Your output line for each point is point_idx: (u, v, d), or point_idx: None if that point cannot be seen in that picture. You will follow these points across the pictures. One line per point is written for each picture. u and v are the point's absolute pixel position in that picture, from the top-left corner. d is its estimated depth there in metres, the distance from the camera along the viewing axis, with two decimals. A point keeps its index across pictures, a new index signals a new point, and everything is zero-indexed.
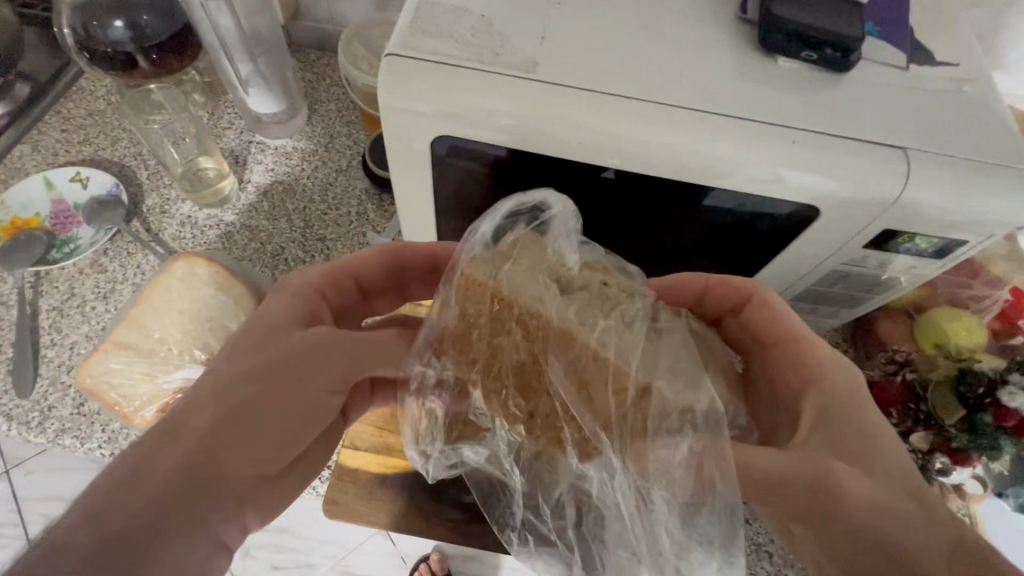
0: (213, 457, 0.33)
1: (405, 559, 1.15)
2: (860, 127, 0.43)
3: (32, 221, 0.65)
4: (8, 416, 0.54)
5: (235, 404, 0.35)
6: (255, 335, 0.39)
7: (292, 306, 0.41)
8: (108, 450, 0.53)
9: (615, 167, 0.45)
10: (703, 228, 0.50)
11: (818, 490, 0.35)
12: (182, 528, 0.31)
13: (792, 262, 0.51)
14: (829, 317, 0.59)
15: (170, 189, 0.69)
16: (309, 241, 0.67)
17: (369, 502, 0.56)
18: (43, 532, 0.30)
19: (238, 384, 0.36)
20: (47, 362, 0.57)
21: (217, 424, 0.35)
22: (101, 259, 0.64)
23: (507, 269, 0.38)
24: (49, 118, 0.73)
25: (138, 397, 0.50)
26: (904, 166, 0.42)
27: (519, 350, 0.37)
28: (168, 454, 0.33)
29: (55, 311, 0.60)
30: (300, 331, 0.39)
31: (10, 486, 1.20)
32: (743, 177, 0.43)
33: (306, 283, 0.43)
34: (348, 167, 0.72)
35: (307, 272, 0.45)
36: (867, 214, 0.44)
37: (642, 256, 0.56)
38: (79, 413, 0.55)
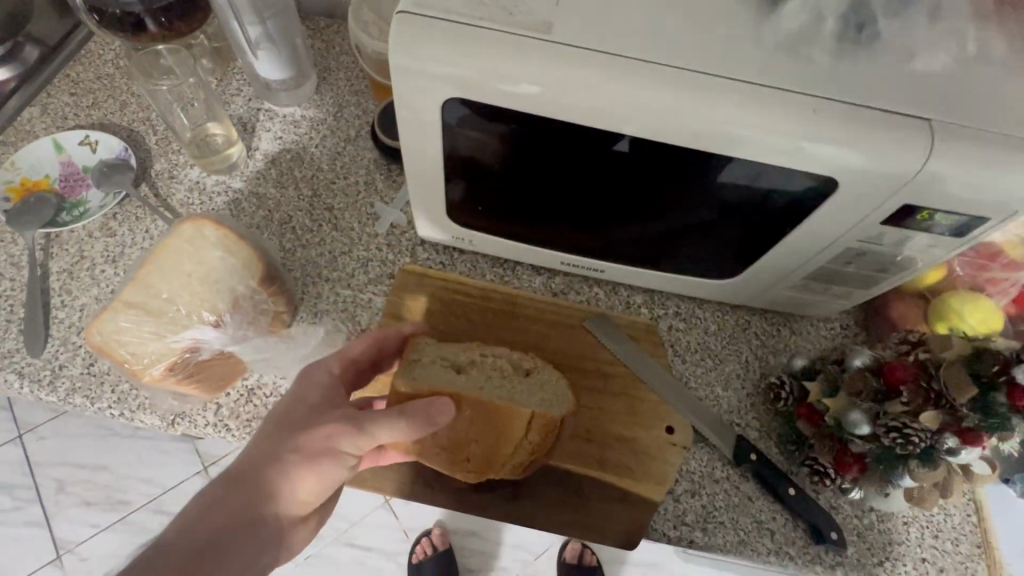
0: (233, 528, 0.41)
1: (408, 533, 1.22)
2: (881, 94, 0.42)
3: (42, 183, 0.65)
4: (20, 374, 0.55)
5: (275, 467, 0.43)
6: (264, 432, 0.46)
7: (297, 395, 0.47)
8: (117, 410, 0.54)
9: (630, 135, 0.44)
10: (715, 202, 0.49)
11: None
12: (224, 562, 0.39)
13: (807, 240, 0.50)
14: (840, 298, 0.59)
15: (179, 154, 0.68)
16: (317, 209, 0.66)
17: (375, 469, 0.56)
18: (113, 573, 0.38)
19: (279, 453, 0.44)
20: (58, 323, 0.57)
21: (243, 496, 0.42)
22: (111, 222, 0.63)
23: (494, 380, 0.55)
24: (56, 82, 0.72)
25: (147, 355, 0.50)
26: (929, 138, 0.41)
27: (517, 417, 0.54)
28: (222, 504, 0.42)
29: (65, 273, 0.60)
30: (309, 418, 0.46)
31: (25, 451, 1.24)
32: (759, 146, 0.42)
33: (311, 371, 0.50)
34: (357, 137, 0.71)
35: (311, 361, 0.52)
36: (887, 186, 0.43)
37: (653, 232, 0.55)
38: (90, 372, 0.55)
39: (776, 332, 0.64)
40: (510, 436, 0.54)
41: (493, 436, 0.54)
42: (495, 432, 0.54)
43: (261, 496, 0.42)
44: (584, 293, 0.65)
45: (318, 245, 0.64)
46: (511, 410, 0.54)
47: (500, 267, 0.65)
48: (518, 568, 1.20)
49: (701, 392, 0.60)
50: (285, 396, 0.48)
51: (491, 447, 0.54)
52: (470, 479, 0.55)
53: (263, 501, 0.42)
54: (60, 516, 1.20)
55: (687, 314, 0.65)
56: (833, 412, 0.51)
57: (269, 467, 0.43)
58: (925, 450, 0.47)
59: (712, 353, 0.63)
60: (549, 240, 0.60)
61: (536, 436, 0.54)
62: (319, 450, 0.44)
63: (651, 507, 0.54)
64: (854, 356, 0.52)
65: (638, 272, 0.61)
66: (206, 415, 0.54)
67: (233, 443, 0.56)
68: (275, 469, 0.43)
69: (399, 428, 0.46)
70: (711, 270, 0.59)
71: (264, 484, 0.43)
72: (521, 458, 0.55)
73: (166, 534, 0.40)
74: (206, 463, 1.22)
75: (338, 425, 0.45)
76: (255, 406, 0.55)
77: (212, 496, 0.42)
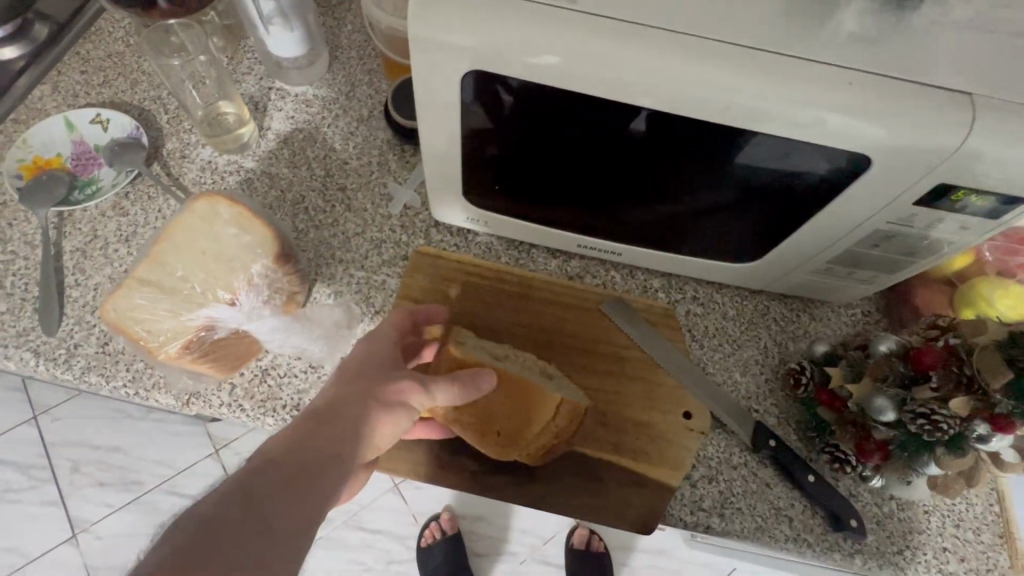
0: (318, 467, 0.41)
1: (416, 517, 1.24)
2: (919, 68, 0.40)
3: (54, 162, 0.64)
4: (36, 352, 0.55)
5: (355, 413, 0.44)
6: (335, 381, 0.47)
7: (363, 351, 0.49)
8: (132, 388, 0.54)
9: (648, 111, 0.43)
10: (739, 182, 0.48)
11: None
12: (313, 499, 0.40)
13: (834, 221, 0.49)
14: (863, 283, 0.57)
15: (191, 133, 0.67)
16: (330, 190, 0.66)
17: (389, 450, 0.55)
18: (192, 506, 0.37)
19: (357, 401, 0.44)
20: (72, 301, 0.57)
21: (325, 439, 0.42)
22: (123, 202, 0.63)
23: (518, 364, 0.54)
24: (67, 59, 0.72)
25: (161, 333, 0.50)
26: (968, 113, 0.39)
27: (544, 401, 0.52)
28: (305, 444, 0.42)
29: (78, 252, 0.60)
30: (380, 373, 0.47)
31: (40, 432, 1.25)
32: (789, 121, 0.40)
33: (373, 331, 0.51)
34: (370, 117, 0.70)
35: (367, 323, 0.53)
36: (922, 164, 0.41)
37: (672, 212, 0.54)
38: (104, 351, 0.55)
39: (795, 317, 0.62)
40: (537, 417, 0.53)
41: (522, 416, 0.53)
42: (523, 415, 0.53)
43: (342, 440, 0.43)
44: (600, 277, 0.64)
45: (331, 226, 0.64)
46: (540, 393, 0.52)
47: (514, 250, 0.64)
48: (525, 552, 1.21)
49: (719, 377, 0.60)
50: (348, 353, 0.49)
51: (519, 425, 0.53)
52: (495, 453, 0.54)
53: (342, 446, 0.42)
54: (75, 496, 1.21)
55: (705, 299, 0.63)
56: (856, 398, 0.50)
57: (349, 413, 0.44)
58: (954, 436, 0.45)
59: (730, 338, 0.62)
60: (565, 222, 0.59)
61: (560, 421, 0.53)
62: (391, 398, 0.46)
63: (667, 491, 0.53)
64: (878, 342, 0.51)
65: (656, 255, 0.60)
66: (220, 396, 0.54)
67: (247, 424, 0.55)
68: (352, 410, 0.44)
69: (459, 389, 0.49)
70: (731, 253, 0.57)
71: (344, 429, 0.43)
72: (544, 440, 0.54)
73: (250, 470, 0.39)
74: (218, 445, 1.24)
75: (409, 379, 0.47)
76: (270, 386, 0.55)
77: (293, 438, 0.42)
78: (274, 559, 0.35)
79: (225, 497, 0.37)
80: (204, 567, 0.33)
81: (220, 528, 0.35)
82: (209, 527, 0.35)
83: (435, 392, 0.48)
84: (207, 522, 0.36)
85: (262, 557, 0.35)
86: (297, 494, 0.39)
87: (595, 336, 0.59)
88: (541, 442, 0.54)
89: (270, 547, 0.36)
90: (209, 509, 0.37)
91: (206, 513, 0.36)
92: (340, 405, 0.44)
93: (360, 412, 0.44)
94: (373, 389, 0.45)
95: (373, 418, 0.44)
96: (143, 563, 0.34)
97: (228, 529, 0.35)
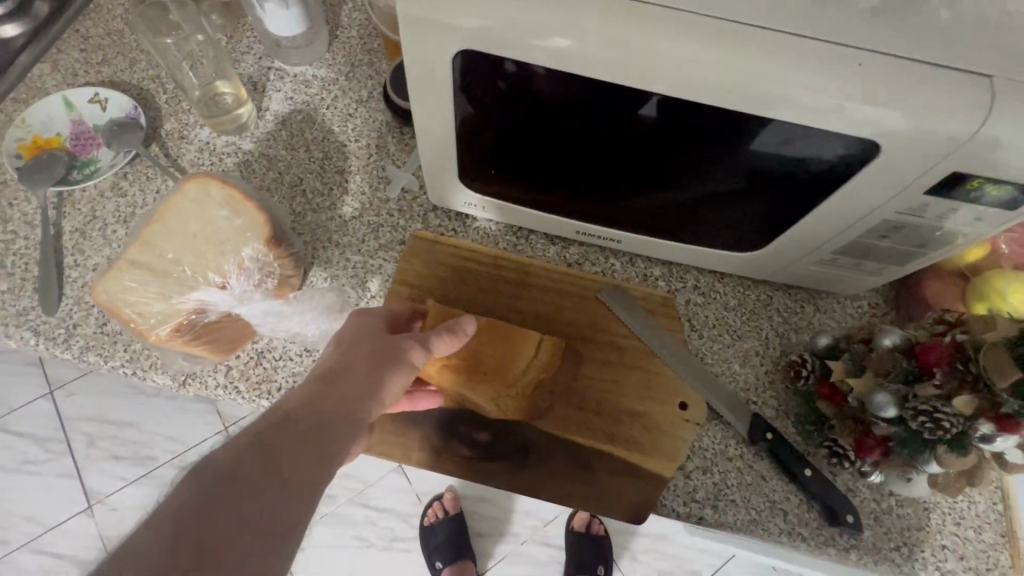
0: (328, 428, 0.41)
1: (420, 496, 1.25)
2: (938, 50, 0.38)
3: (54, 141, 0.64)
4: (36, 332, 0.55)
5: (362, 378, 0.44)
6: (335, 347, 0.48)
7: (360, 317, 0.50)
8: (130, 368, 0.54)
9: (661, 97, 0.41)
10: (742, 169, 0.46)
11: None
12: (325, 457, 0.39)
13: (840, 209, 0.47)
14: (871, 274, 0.55)
15: (189, 114, 0.67)
16: (328, 172, 0.65)
17: (383, 433, 0.56)
18: (202, 461, 0.36)
19: (364, 366, 0.45)
20: (72, 282, 0.58)
21: (336, 401, 0.42)
22: (122, 182, 0.63)
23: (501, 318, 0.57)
24: (66, 38, 0.71)
25: (153, 315, 0.50)
26: (985, 97, 0.37)
27: (523, 333, 0.55)
28: (316, 405, 0.41)
29: (77, 233, 0.60)
30: (383, 341, 0.48)
31: (56, 406, 1.29)
32: (794, 106, 0.39)
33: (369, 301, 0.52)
34: (369, 98, 0.69)
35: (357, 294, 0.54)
36: (935, 153, 0.39)
37: (673, 199, 0.52)
38: (103, 331, 0.55)
39: (799, 309, 0.61)
40: (521, 350, 0.54)
41: (506, 351, 0.54)
42: (506, 351, 0.54)
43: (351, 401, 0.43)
44: (600, 264, 0.63)
45: (328, 209, 0.63)
46: (519, 331, 0.55)
47: (512, 236, 0.63)
48: (526, 534, 1.23)
49: (718, 368, 0.59)
50: (347, 325, 0.50)
51: (503, 360, 0.54)
52: (484, 393, 0.54)
53: (351, 408, 0.43)
54: (90, 469, 1.25)
55: (706, 288, 0.62)
56: (857, 393, 0.49)
57: (357, 378, 0.44)
58: (958, 436, 0.44)
59: (730, 328, 0.60)
60: (564, 207, 0.57)
61: (543, 356, 0.55)
62: (394, 358, 0.47)
63: (661, 482, 0.53)
64: (883, 336, 0.49)
65: (656, 243, 0.59)
66: (215, 377, 0.54)
67: (242, 405, 0.56)
68: (357, 371, 0.45)
69: (451, 338, 0.50)
70: (734, 242, 0.56)
71: (353, 393, 0.43)
72: (532, 376, 0.54)
73: (261, 428, 0.39)
74: (227, 423, 1.26)
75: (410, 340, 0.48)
76: (265, 368, 0.55)
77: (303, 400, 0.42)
78: (290, 512, 0.35)
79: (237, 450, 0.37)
80: (218, 520, 0.33)
81: (236, 481, 0.35)
82: (225, 480, 0.35)
83: (433, 349, 0.49)
84: (221, 475, 0.35)
85: (276, 512, 0.35)
86: (310, 450, 0.39)
87: (592, 325, 0.58)
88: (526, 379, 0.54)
89: (284, 502, 0.35)
90: (221, 461, 0.36)
91: (218, 465, 0.35)
92: (345, 367, 0.45)
93: (365, 372, 0.45)
94: (378, 355, 0.46)
95: (378, 378, 0.45)
96: (153, 516, 0.33)
97: (244, 482, 0.35)
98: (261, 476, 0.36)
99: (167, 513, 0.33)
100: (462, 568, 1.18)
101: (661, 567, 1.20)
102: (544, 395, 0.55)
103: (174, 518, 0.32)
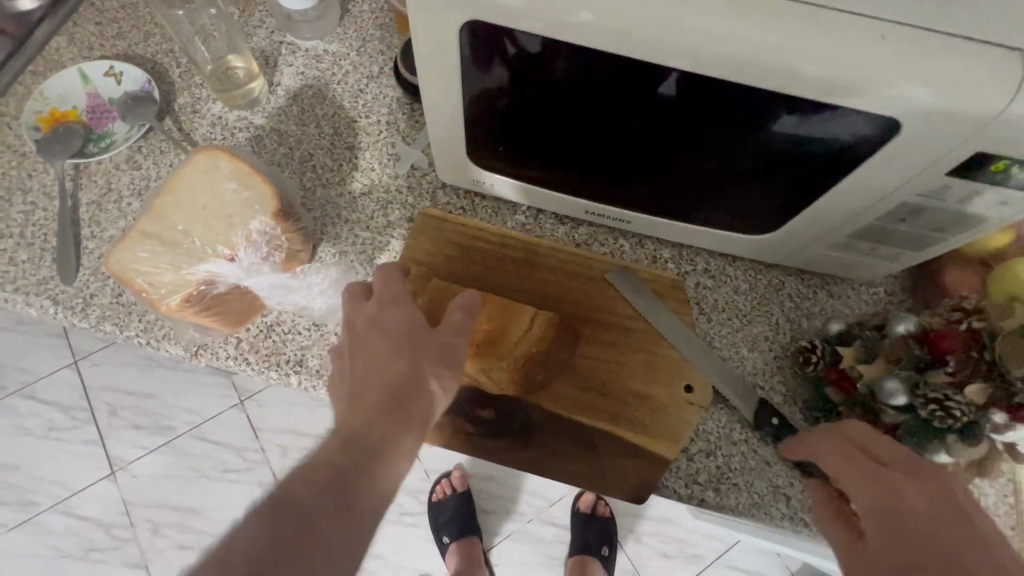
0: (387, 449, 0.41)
1: (429, 473, 1.28)
2: (970, 21, 0.36)
3: (71, 114, 0.65)
4: (55, 301, 0.57)
5: (411, 386, 0.43)
6: (375, 341, 0.45)
7: (394, 304, 0.47)
8: (145, 338, 0.56)
9: (673, 76, 0.41)
10: (757, 150, 0.45)
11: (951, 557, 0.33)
12: (386, 479, 0.40)
13: (857, 191, 0.45)
14: (888, 260, 0.54)
15: (201, 88, 0.67)
16: (338, 148, 0.65)
17: None
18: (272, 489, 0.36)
19: (410, 372, 0.44)
20: (89, 253, 0.59)
21: (392, 415, 0.42)
22: (136, 155, 0.64)
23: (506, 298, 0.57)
24: (82, 10, 0.71)
25: (164, 285, 0.51)
26: (1018, 71, 0.35)
27: (517, 307, 0.55)
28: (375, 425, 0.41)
29: (94, 205, 0.61)
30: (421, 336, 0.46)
31: (79, 376, 1.33)
32: (813, 80, 0.37)
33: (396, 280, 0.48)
34: (380, 73, 0.68)
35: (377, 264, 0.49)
36: (960, 131, 0.37)
37: (685, 179, 0.51)
38: (118, 302, 0.57)
39: (811, 294, 0.60)
40: (515, 323, 0.54)
41: (501, 322, 0.54)
42: (500, 323, 0.54)
43: (405, 413, 0.43)
44: (608, 245, 0.62)
45: (338, 185, 0.63)
46: (515, 304, 0.55)
47: (521, 215, 0.64)
48: (532, 513, 1.25)
49: (725, 352, 0.58)
50: (374, 310, 0.47)
51: (497, 332, 0.54)
52: (477, 363, 0.52)
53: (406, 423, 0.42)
54: (113, 437, 1.29)
55: (716, 271, 0.61)
56: (867, 378, 0.48)
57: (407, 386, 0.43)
58: (970, 424, 0.43)
59: (740, 313, 0.60)
60: (573, 186, 0.57)
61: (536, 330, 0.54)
62: (445, 360, 0.46)
63: (664, 465, 0.52)
64: (896, 322, 0.48)
65: (666, 225, 0.58)
66: (226, 348, 0.55)
67: (252, 377, 0.57)
68: (410, 379, 0.44)
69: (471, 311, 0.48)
70: (748, 224, 0.55)
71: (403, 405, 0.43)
72: (524, 350, 0.53)
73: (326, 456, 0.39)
74: (244, 396, 1.32)
75: (455, 336, 0.47)
76: (274, 341, 0.56)
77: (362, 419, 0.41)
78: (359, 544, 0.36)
79: (305, 482, 0.37)
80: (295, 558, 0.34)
81: (312, 524, 0.35)
82: (293, 520, 0.35)
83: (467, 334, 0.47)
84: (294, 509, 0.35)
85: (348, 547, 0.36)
86: (372, 474, 0.39)
87: (598, 305, 0.57)
88: (519, 351, 0.53)
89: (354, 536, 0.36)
90: (292, 493, 0.36)
91: (291, 498, 0.36)
92: (394, 373, 0.44)
93: (418, 379, 0.44)
94: (421, 359, 0.45)
95: (422, 383, 0.44)
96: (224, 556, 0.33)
97: (320, 523, 0.35)
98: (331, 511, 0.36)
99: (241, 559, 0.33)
100: (468, 543, 1.19)
101: (665, 550, 1.21)
102: (537, 367, 0.54)
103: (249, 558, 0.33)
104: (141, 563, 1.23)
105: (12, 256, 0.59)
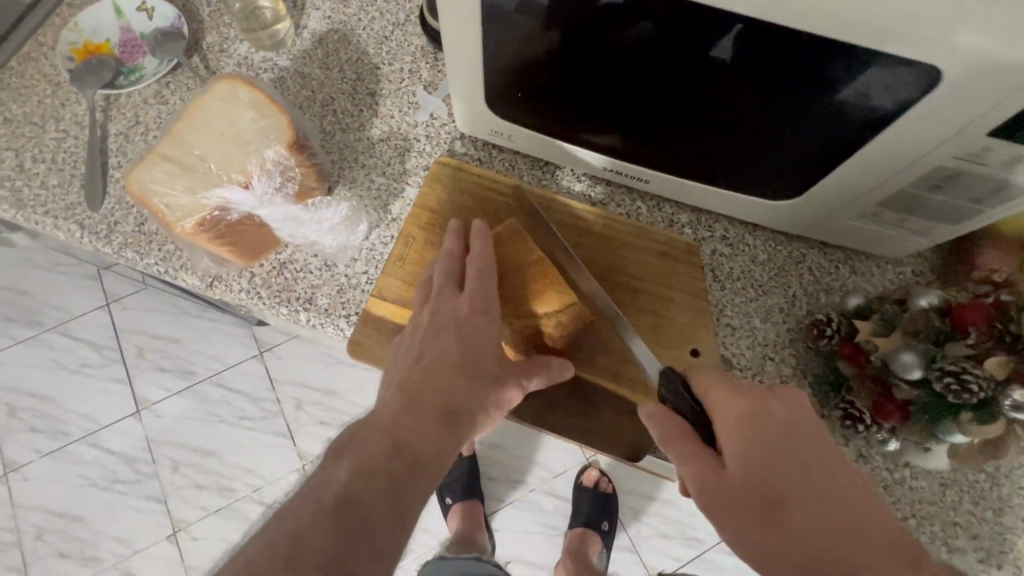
0: (426, 460, 0.38)
1: None
2: None
3: (103, 47, 0.66)
4: (81, 225, 0.59)
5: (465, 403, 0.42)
6: (448, 346, 0.44)
7: (483, 316, 0.46)
8: (163, 267, 0.58)
9: (716, 40, 0.39)
10: (772, 121, 0.45)
11: (783, 446, 0.36)
12: (420, 495, 0.37)
13: (889, 152, 0.43)
14: (920, 234, 0.52)
15: (229, 28, 0.67)
16: (359, 94, 0.65)
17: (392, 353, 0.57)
18: (316, 480, 0.36)
19: (470, 391, 0.43)
20: (115, 181, 0.61)
21: (439, 427, 0.40)
22: (163, 90, 0.65)
23: None
24: None
25: (180, 209, 0.52)
26: None
27: (558, 279, 0.52)
28: (422, 434, 0.39)
29: (121, 136, 0.63)
30: (489, 358, 0.45)
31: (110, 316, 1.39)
32: (854, 23, 0.34)
33: (494, 294, 0.48)
34: (406, 22, 0.67)
35: (477, 266, 0.49)
36: (1009, 85, 0.35)
37: (690, 159, 0.53)
38: (140, 231, 0.59)
39: (833, 269, 0.58)
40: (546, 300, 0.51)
41: (535, 291, 0.52)
42: (527, 291, 0.52)
43: (452, 430, 0.41)
44: (625, 206, 0.62)
45: (357, 130, 0.63)
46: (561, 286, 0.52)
47: (538, 169, 0.63)
48: (535, 483, 1.26)
49: (736, 321, 0.57)
50: (456, 317, 0.46)
51: (522, 296, 0.52)
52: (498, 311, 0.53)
53: (451, 442, 0.40)
54: (140, 376, 1.35)
55: (735, 239, 0.60)
56: (881, 352, 0.46)
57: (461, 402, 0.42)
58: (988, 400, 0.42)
59: (755, 283, 0.58)
60: (592, 143, 0.56)
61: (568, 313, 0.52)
62: (503, 402, 0.44)
63: None
64: (918, 296, 0.46)
65: (686, 186, 0.57)
66: (240, 282, 0.57)
67: (264, 311, 0.58)
68: (469, 398, 0.42)
69: (545, 373, 0.47)
70: (767, 190, 0.53)
71: (454, 422, 0.41)
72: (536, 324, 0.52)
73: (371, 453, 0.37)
74: (263, 347, 1.36)
75: (520, 389, 0.46)
76: (286, 278, 0.57)
77: (410, 423, 0.39)
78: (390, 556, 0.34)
79: (346, 478, 0.35)
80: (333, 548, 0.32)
81: (373, 516, 0.34)
82: (352, 508, 0.34)
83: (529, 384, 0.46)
84: (336, 502, 0.34)
85: (377, 556, 0.33)
86: (410, 484, 0.37)
87: (608, 264, 0.56)
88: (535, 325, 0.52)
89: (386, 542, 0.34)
90: (334, 488, 0.35)
91: (334, 492, 0.34)
92: (457, 385, 0.42)
93: (472, 402, 0.42)
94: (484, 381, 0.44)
95: (477, 406, 0.42)
96: (287, 544, 0.32)
97: (380, 518, 0.34)
98: (369, 511, 0.34)
99: (311, 550, 0.31)
100: (471, 505, 1.21)
101: (663, 530, 1.21)
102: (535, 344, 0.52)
103: (291, 542, 0.32)
104: (160, 498, 1.29)
105: (43, 180, 0.61)
